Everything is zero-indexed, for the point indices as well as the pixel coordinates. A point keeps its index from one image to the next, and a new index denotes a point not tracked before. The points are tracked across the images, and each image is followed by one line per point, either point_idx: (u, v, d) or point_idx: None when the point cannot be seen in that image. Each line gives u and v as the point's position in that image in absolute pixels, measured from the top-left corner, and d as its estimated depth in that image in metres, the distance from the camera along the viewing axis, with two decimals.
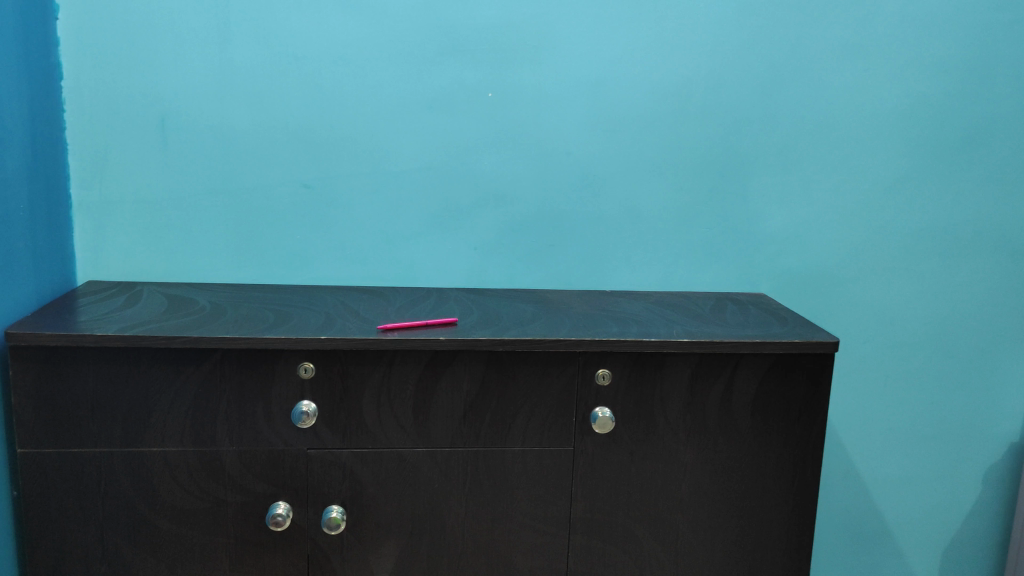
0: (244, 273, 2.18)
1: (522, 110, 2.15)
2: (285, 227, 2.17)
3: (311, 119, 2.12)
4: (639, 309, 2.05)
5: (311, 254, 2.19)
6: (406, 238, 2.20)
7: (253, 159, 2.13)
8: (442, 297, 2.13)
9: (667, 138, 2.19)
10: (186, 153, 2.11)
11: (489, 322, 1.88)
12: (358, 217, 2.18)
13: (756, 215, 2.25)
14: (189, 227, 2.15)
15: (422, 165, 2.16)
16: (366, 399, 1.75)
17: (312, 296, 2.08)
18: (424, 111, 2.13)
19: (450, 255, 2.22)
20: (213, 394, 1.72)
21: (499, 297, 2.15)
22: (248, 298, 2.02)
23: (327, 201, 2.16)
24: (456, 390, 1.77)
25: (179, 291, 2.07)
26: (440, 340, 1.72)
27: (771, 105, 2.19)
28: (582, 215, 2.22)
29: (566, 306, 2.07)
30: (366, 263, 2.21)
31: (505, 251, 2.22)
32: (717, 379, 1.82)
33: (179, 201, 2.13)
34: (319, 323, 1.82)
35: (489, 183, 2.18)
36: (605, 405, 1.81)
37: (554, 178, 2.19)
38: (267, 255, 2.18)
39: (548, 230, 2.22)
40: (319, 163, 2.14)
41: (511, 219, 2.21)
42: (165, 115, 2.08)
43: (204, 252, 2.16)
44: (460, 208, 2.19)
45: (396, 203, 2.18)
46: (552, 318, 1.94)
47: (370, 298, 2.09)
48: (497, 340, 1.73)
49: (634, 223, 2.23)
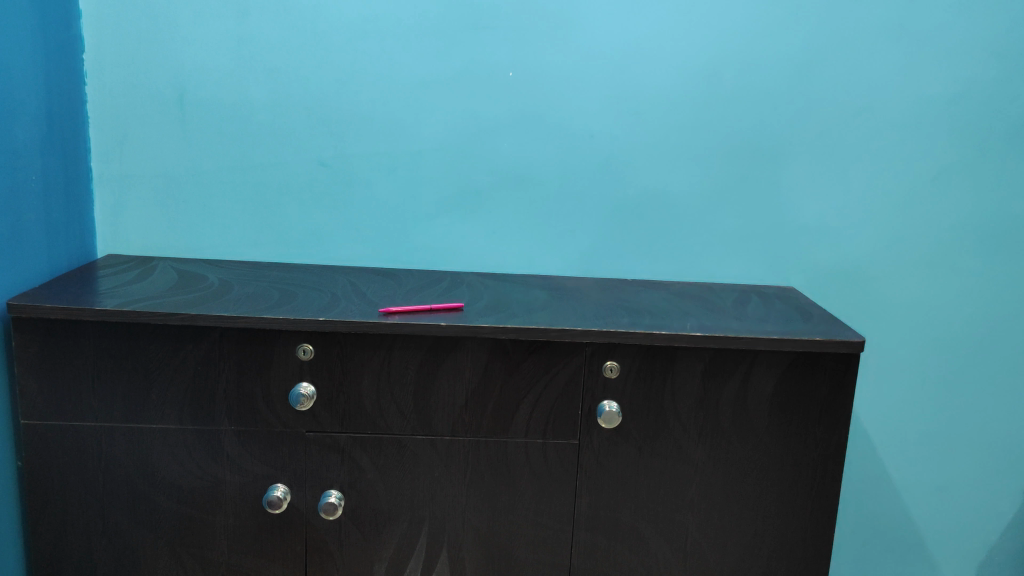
0: (260, 251, 2.16)
1: (543, 90, 2.07)
2: (301, 206, 2.14)
3: (327, 96, 2.07)
4: (656, 299, 1.97)
5: (326, 234, 2.15)
6: (422, 220, 2.15)
7: (268, 136, 2.09)
8: (456, 281, 2.07)
9: (696, 123, 2.09)
10: (204, 129, 2.08)
11: (497, 308, 1.82)
12: (374, 198, 2.13)
13: (788, 203, 2.13)
14: (206, 204, 2.13)
15: (439, 145, 2.10)
16: (364, 384, 1.71)
17: (323, 276, 2.04)
18: (442, 91, 2.07)
19: (467, 238, 2.16)
20: (211, 373, 1.70)
21: (514, 282, 2.08)
22: (259, 277, 1.99)
23: (343, 180, 2.12)
24: (457, 378, 1.72)
25: (193, 267, 2.05)
26: (441, 326, 1.66)
27: (806, 88, 2.07)
28: (604, 201, 2.14)
29: (582, 294, 1.99)
30: (381, 245, 2.16)
31: (524, 237, 2.16)
32: (732, 376, 1.73)
33: (196, 177, 2.11)
34: (322, 304, 1.78)
35: (508, 166, 2.12)
36: (612, 398, 1.74)
37: (575, 161, 2.11)
38: (283, 234, 2.15)
39: (568, 216, 2.14)
40: (335, 141, 2.10)
41: (530, 203, 2.14)
42: (183, 91, 2.06)
43: (220, 230, 2.14)
44: (477, 191, 2.13)
45: (412, 185, 2.13)
46: (564, 305, 1.87)
47: (382, 280, 2.04)
48: (500, 328, 1.67)
49: (658, 210, 2.14)
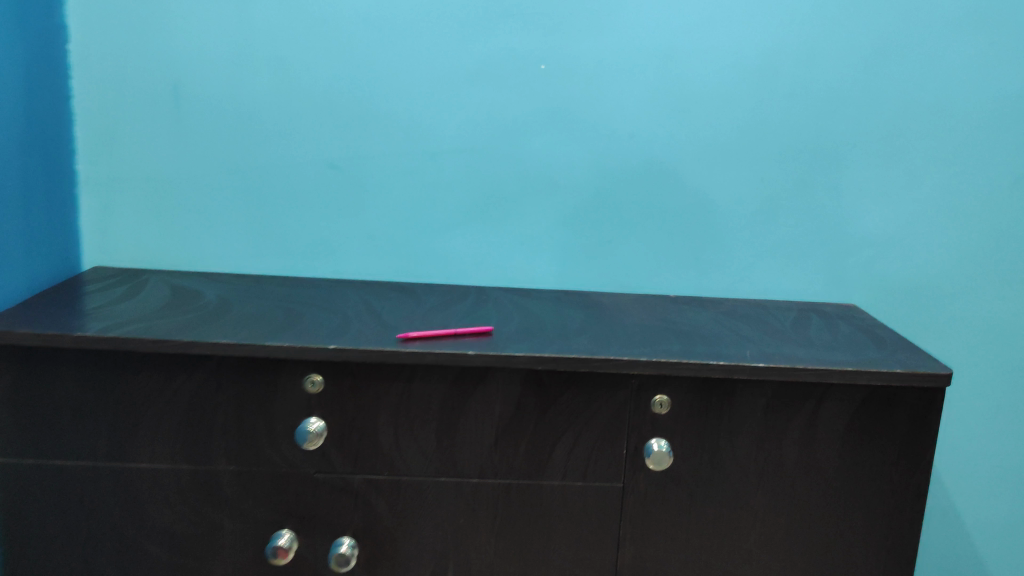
0: (263, 263, 1.95)
1: (578, 85, 1.86)
2: (308, 213, 1.93)
3: (338, 91, 1.87)
4: (706, 320, 1.76)
5: (337, 245, 1.94)
6: (442, 229, 1.94)
7: (272, 135, 1.89)
8: (481, 297, 1.86)
9: (747, 121, 1.88)
10: (201, 127, 1.88)
11: (529, 332, 1.61)
12: (389, 204, 1.93)
13: (849, 212, 1.92)
14: (205, 211, 1.92)
15: (462, 145, 1.89)
16: (381, 419, 1.51)
17: (333, 293, 1.84)
18: (465, 85, 1.86)
19: (492, 250, 1.95)
20: (208, 407, 1.50)
21: (545, 299, 1.87)
22: (262, 294, 1.79)
23: (355, 184, 1.92)
24: (486, 414, 1.51)
25: (189, 282, 1.85)
26: (468, 355, 1.46)
27: (872, 83, 1.86)
28: (645, 208, 1.93)
29: (622, 313, 1.78)
30: (398, 256, 1.95)
31: (555, 248, 1.95)
32: (799, 412, 1.52)
33: (193, 181, 1.91)
34: (332, 327, 1.58)
35: (538, 169, 1.90)
36: (662, 436, 1.53)
37: (613, 164, 1.90)
38: (289, 244, 1.94)
39: (604, 224, 1.93)
40: (346, 141, 1.89)
41: (562, 210, 1.93)
42: (177, 85, 1.86)
43: (220, 239, 1.94)
44: (504, 197, 1.92)
45: (432, 190, 1.92)
46: (604, 329, 1.66)
47: (399, 296, 1.84)
48: (536, 357, 1.46)
49: (705, 218, 1.93)
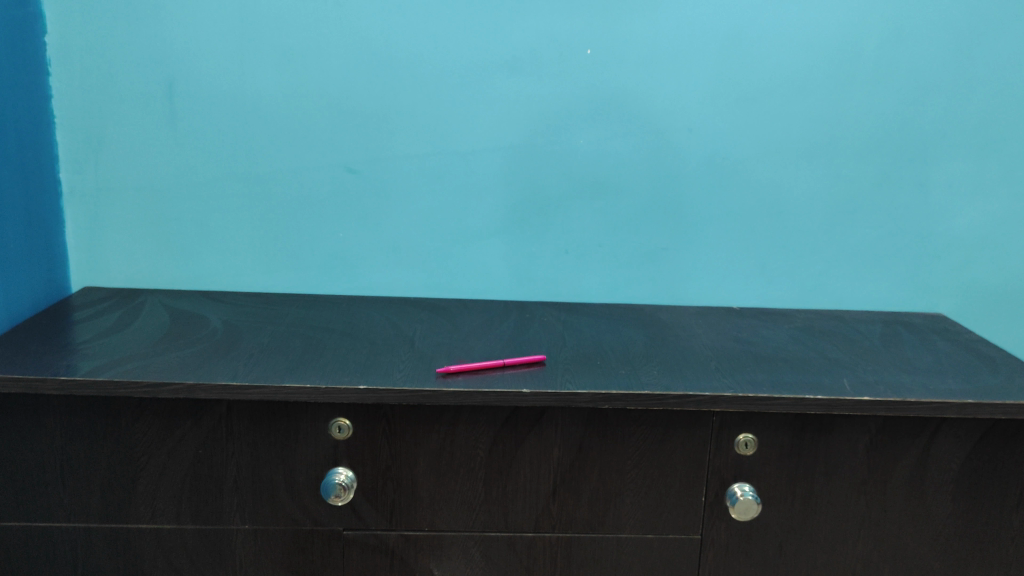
0: (274, 280, 1.73)
1: (630, 73, 1.63)
2: (325, 223, 1.71)
3: (357, 84, 1.64)
4: (782, 339, 1.54)
5: (358, 258, 1.72)
6: (477, 239, 1.72)
7: (283, 136, 1.66)
8: (522, 316, 1.64)
9: (822, 111, 1.65)
10: (201, 129, 1.65)
11: (587, 361, 1.40)
12: (417, 211, 1.70)
13: (935, 211, 1.70)
14: (208, 223, 1.70)
15: (499, 144, 1.67)
16: (420, 468, 1.30)
17: (355, 314, 1.62)
18: (502, 75, 1.63)
19: (532, 261, 1.73)
20: (217, 458, 1.28)
21: (595, 316, 1.66)
22: (275, 318, 1.57)
23: (377, 190, 1.69)
24: (542, 459, 1.30)
25: (190, 304, 1.63)
26: (523, 393, 1.24)
27: (964, 65, 1.63)
28: (705, 212, 1.71)
29: (685, 333, 1.56)
30: (426, 269, 1.73)
31: (604, 257, 1.73)
32: (905, 451, 1.31)
33: (193, 189, 1.68)
34: (361, 359, 1.36)
35: (585, 170, 1.68)
36: (746, 481, 1.32)
37: (670, 162, 1.68)
38: (303, 258, 1.72)
39: (659, 230, 1.71)
40: (367, 141, 1.67)
41: (611, 215, 1.70)
42: (173, 81, 1.63)
43: (225, 254, 1.71)
44: (546, 201, 1.70)
45: (465, 195, 1.69)
46: (671, 355, 1.44)
47: (430, 317, 1.62)
48: (602, 395, 1.25)
49: (773, 220, 1.71)
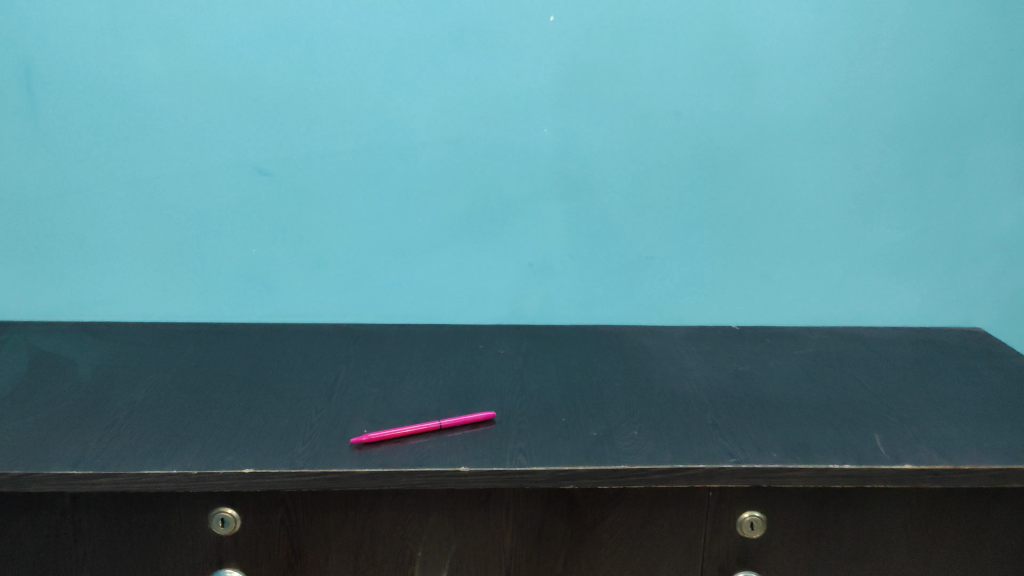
0: (174, 306, 1.42)
1: (604, 44, 1.31)
2: (232, 236, 1.38)
3: (263, 64, 1.30)
4: (792, 372, 1.25)
5: (276, 277, 1.41)
6: (421, 252, 1.41)
7: (172, 130, 1.33)
8: (474, 346, 1.34)
9: (840, 86, 1.34)
10: (70, 123, 1.32)
11: (548, 414, 1.10)
12: (346, 220, 1.38)
13: (973, 205, 1.41)
14: (87, 239, 1.38)
15: (443, 135, 1.35)
16: (332, 566, 1.00)
17: (268, 350, 1.31)
18: (444, 50, 1.30)
19: (487, 276, 1.42)
20: (65, 562, 0.98)
21: (564, 343, 1.36)
22: (165, 358, 1.26)
23: (295, 195, 1.37)
24: (490, 550, 1.00)
25: (63, 341, 1.31)
26: (460, 472, 0.95)
27: (1012, 26, 1.33)
28: (697, 213, 1.40)
29: (672, 366, 1.27)
30: (360, 289, 1.43)
31: (575, 270, 1.43)
32: (955, 527, 1.02)
33: (66, 198, 1.36)
34: (256, 423, 1.06)
35: (550, 165, 1.37)
36: (752, 569, 1.03)
37: (654, 152, 1.37)
38: (208, 278, 1.40)
39: (641, 235, 1.41)
40: (279, 135, 1.34)
41: (582, 219, 1.40)
42: (30, 64, 1.29)
43: (112, 277, 1.40)
44: (503, 204, 1.38)
45: (404, 199, 1.38)
46: (655, 401, 1.14)
47: (360, 351, 1.31)
48: (561, 471, 0.96)
49: (779, 221, 1.41)
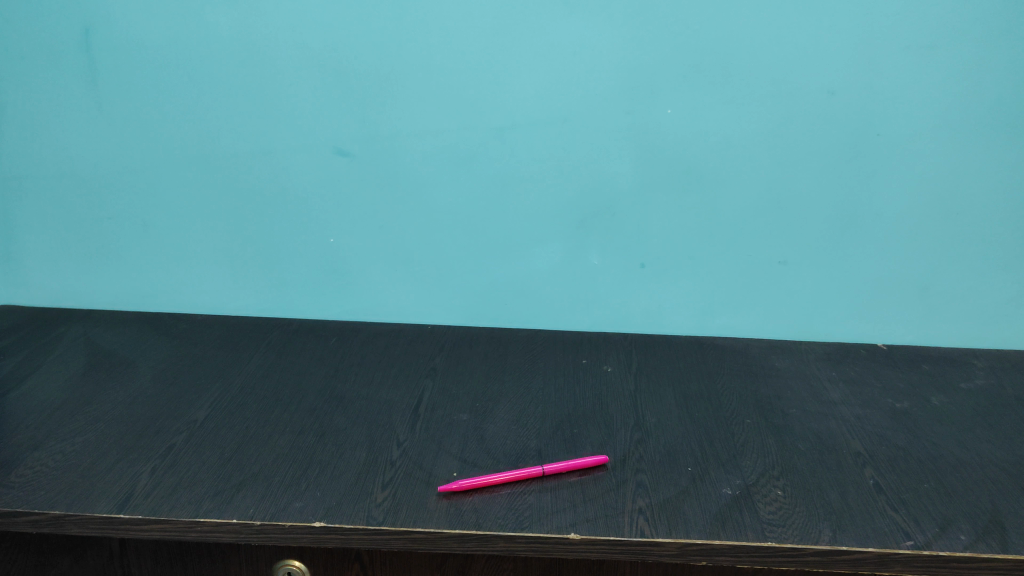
0: (244, 300, 1.28)
1: (747, 9, 1.09)
2: (308, 224, 1.23)
3: (346, 29, 1.13)
4: (964, 414, 1.04)
5: (355, 272, 1.25)
6: (519, 248, 1.23)
7: (243, 103, 1.17)
8: (577, 360, 1.17)
9: None
10: (135, 93, 1.18)
11: (671, 460, 0.92)
12: (435, 210, 1.21)
13: None
14: (152, 222, 1.25)
15: (550, 114, 1.15)
16: None
17: (343, 356, 1.16)
18: (555, 13, 1.11)
19: (593, 278, 1.24)
20: None
21: (681, 359, 1.17)
22: (232, 363, 1.12)
23: (379, 179, 1.20)
24: None
25: (124, 337, 1.19)
26: (569, 540, 0.79)
27: None
28: (847, 212, 1.18)
29: (814, 398, 1.07)
30: (448, 288, 1.26)
31: (695, 273, 1.23)
32: None
33: (130, 177, 1.22)
34: (328, 457, 0.91)
35: (673, 153, 1.16)
36: None
37: (799, 139, 1.15)
38: (280, 270, 1.26)
39: (776, 236, 1.20)
40: (361, 111, 1.17)
41: (708, 215, 1.19)
42: (92, 26, 1.15)
43: (178, 265, 1.27)
44: (617, 196, 1.19)
45: (502, 187, 1.19)
46: (799, 447, 0.95)
47: (446, 361, 1.15)
48: (693, 544, 0.79)
49: (946, 224, 1.18)
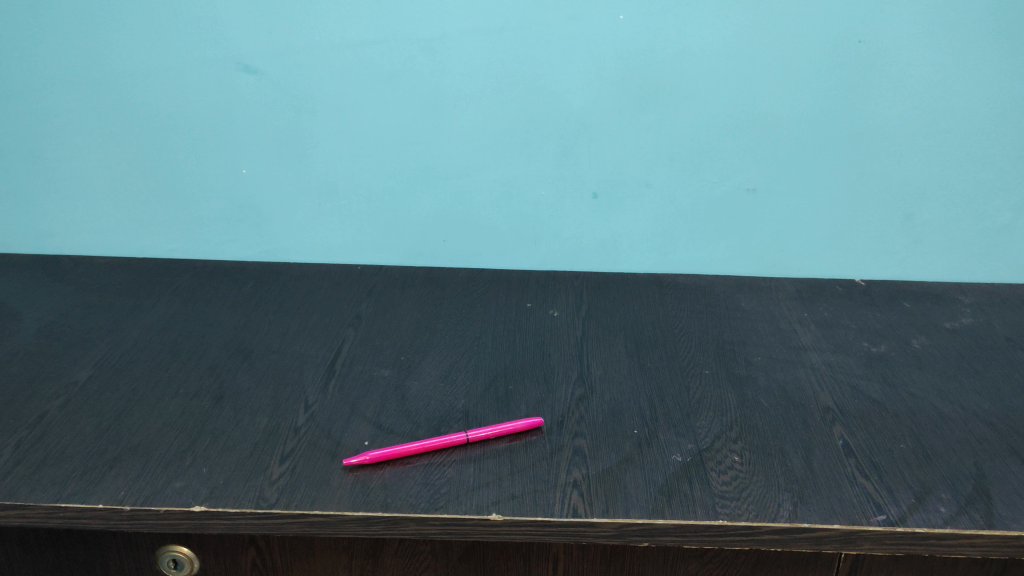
0: (152, 239, 1.15)
1: None
2: (216, 153, 1.08)
3: None
4: (947, 359, 0.93)
5: (274, 207, 1.12)
6: (456, 177, 1.09)
7: (130, 12, 1.01)
8: (521, 303, 1.04)
9: None
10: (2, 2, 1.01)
11: (615, 422, 0.80)
12: (359, 135, 1.07)
13: None
14: (39, 153, 1.09)
15: (485, 20, 1.00)
16: None
17: (259, 302, 1.03)
18: None
19: (540, 210, 1.11)
20: None
21: (637, 300, 1.06)
22: (130, 314, 1.00)
23: (293, 100, 1.05)
24: None
25: (11, 285, 1.06)
26: (489, 522, 0.68)
27: None
28: (823, 132, 1.05)
29: (781, 343, 0.95)
30: (379, 223, 1.13)
31: (654, 203, 1.10)
32: None
33: (7, 101, 1.06)
34: (222, 425, 0.79)
35: (628, 65, 1.02)
36: None
37: (770, 47, 1.00)
38: (190, 206, 1.12)
39: (744, 161, 1.07)
40: (267, 21, 1.01)
41: (668, 137, 1.06)
42: None
43: (74, 201, 1.12)
44: (564, 117, 1.05)
45: (434, 108, 1.05)
46: (761, 403, 0.84)
47: (373, 307, 1.03)
48: (632, 524, 0.68)
49: (933, 144, 1.04)
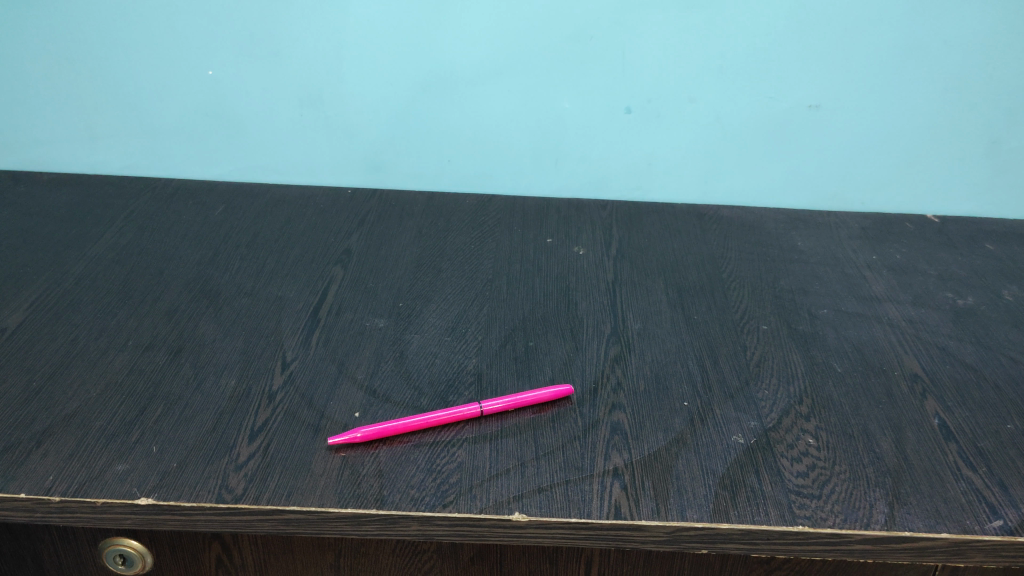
0: (105, 152, 0.98)
1: None
2: (177, 51, 0.90)
3: None
4: None
5: (249, 118, 0.95)
6: (463, 86, 0.92)
7: None
8: (539, 238, 0.89)
9: None
10: None
11: (661, 391, 0.66)
12: (347, 32, 0.88)
13: None
14: None
15: None
16: None
17: (229, 232, 0.87)
18: None
19: (563, 126, 0.94)
20: None
21: (675, 236, 0.90)
22: (76, 244, 0.84)
23: None
24: None
25: None
26: (509, 525, 0.54)
27: None
28: (906, 38, 0.87)
29: (850, 293, 0.81)
30: (372, 139, 0.96)
31: (698, 121, 0.93)
32: None
33: None
34: (178, 388, 0.64)
35: None
36: None
37: None
38: (149, 115, 0.95)
39: (807, 72, 0.89)
40: None
41: (719, 42, 0.88)
42: None
43: (11, 106, 0.95)
44: (595, 15, 0.87)
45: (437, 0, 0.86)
46: (835, 368, 0.70)
47: (365, 240, 0.87)
48: (688, 530, 0.54)
49: None
